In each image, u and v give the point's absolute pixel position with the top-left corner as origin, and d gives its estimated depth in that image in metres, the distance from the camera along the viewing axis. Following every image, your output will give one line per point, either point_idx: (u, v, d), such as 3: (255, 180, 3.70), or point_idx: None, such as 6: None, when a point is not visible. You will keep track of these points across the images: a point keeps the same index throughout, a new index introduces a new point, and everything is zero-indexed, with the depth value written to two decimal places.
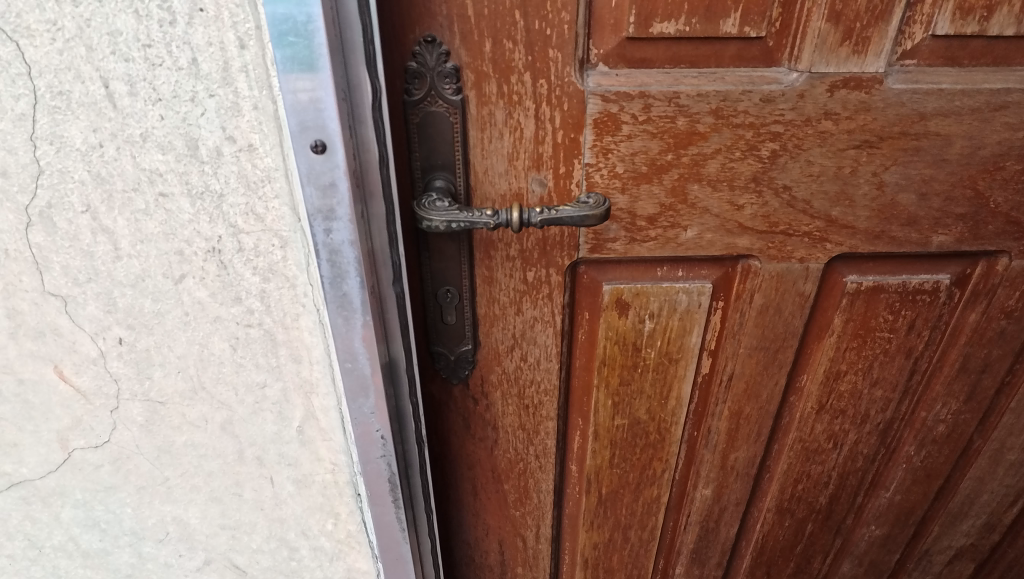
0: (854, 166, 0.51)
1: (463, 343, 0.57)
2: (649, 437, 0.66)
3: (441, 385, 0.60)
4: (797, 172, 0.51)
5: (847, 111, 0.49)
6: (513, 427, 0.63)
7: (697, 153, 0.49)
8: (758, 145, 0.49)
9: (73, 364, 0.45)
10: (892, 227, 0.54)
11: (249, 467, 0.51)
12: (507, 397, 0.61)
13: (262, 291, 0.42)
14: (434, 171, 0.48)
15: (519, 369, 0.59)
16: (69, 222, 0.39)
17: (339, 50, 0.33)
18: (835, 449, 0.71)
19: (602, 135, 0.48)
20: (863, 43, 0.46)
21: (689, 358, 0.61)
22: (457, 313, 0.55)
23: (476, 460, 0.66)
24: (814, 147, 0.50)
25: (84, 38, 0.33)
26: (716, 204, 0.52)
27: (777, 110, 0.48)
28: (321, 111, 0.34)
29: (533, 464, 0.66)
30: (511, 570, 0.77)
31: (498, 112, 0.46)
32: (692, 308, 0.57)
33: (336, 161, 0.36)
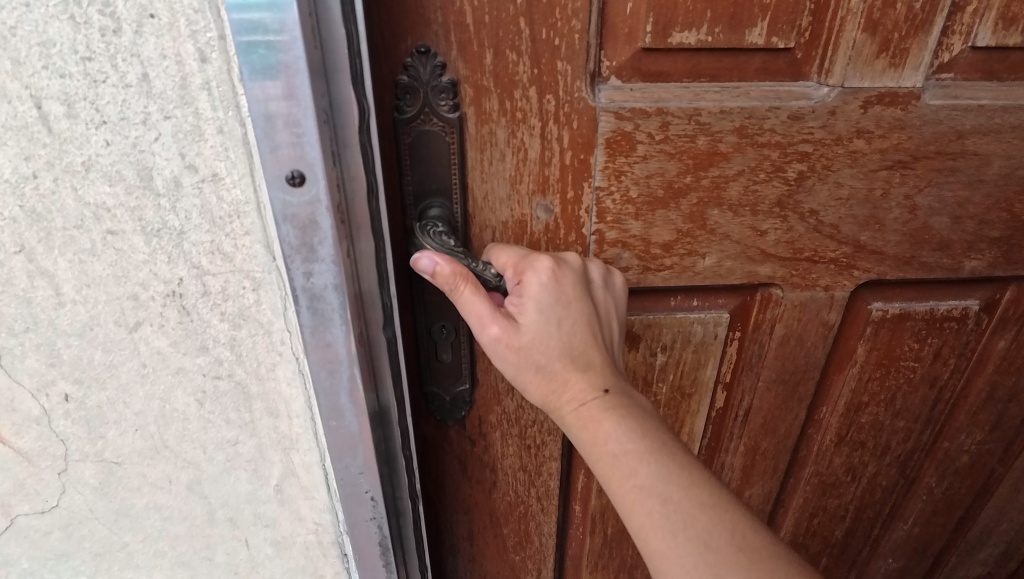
0: (886, 188, 0.47)
1: (460, 382, 0.52)
2: None
3: (435, 427, 0.55)
4: (825, 196, 0.47)
5: (880, 130, 0.45)
6: (514, 469, 0.58)
7: (718, 175, 0.45)
8: (784, 166, 0.45)
9: (12, 424, 0.39)
10: (923, 252, 0.50)
11: (220, 529, 0.46)
12: (507, 438, 0.56)
13: (231, 339, 0.36)
14: (427, 197, 0.42)
15: (520, 408, 0.54)
16: (0, 264, 0.33)
17: (320, 63, 0.28)
18: (853, 482, 0.67)
19: (615, 155, 0.43)
20: (901, 54, 0.42)
21: (703, 393, 0.56)
22: (453, 350, 0.50)
23: (472, 504, 0.61)
24: (843, 167, 0.46)
25: (9, 50, 0.27)
26: (737, 229, 0.47)
27: (806, 128, 0.44)
28: (298, 135, 0.29)
29: (533, 507, 0.61)
30: None
31: (499, 131, 0.41)
32: (708, 341, 0.53)
33: (316, 193, 0.30)
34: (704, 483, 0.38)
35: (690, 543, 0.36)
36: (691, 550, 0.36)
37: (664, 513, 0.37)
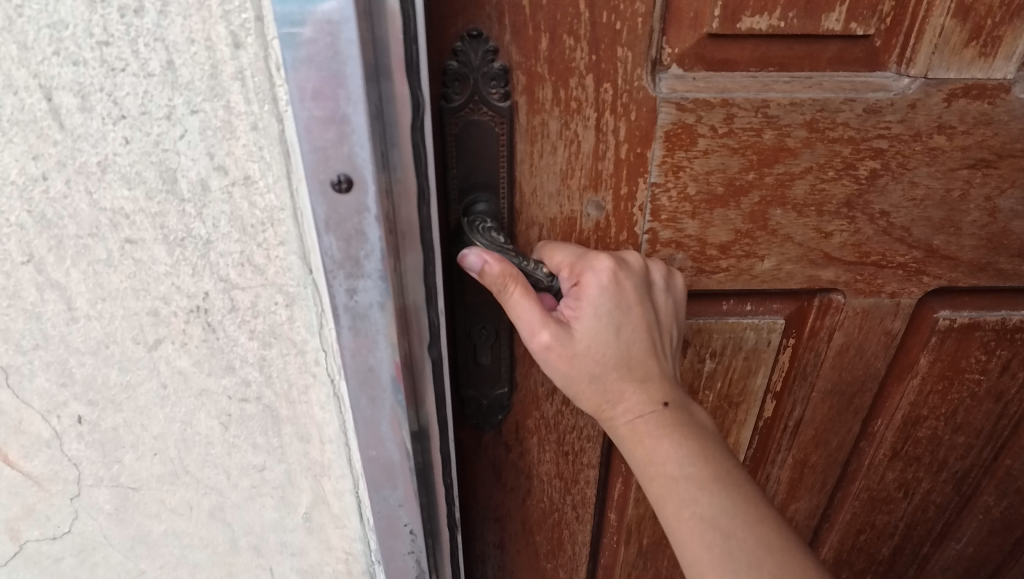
0: (966, 188, 0.43)
1: (497, 386, 0.48)
2: None
3: (470, 433, 0.51)
4: (898, 196, 0.43)
5: (964, 125, 0.41)
6: (550, 476, 0.55)
7: (784, 172, 0.41)
8: (856, 163, 0.41)
9: (20, 447, 0.36)
10: (999, 258, 0.46)
11: (243, 557, 0.42)
12: (544, 444, 0.52)
13: (260, 359, 0.32)
14: (473, 193, 0.39)
15: (559, 414, 0.51)
16: (7, 275, 0.29)
17: (371, 54, 0.25)
18: (906, 498, 0.63)
19: (674, 149, 0.39)
20: (992, 43, 0.38)
21: (752, 402, 0.53)
22: (492, 354, 0.46)
23: (504, 517, 0.58)
24: (920, 167, 0.42)
25: (16, 33, 0.24)
26: (801, 230, 0.43)
27: (882, 123, 0.40)
28: (345, 135, 0.25)
29: (568, 515, 0.58)
30: None
31: (551, 122, 0.38)
32: (760, 348, 0.49)
33: (364, 202, 0.27)
34: (768, 520, 0.37)
35: None
36: None
37: (724, 547, 0.36)
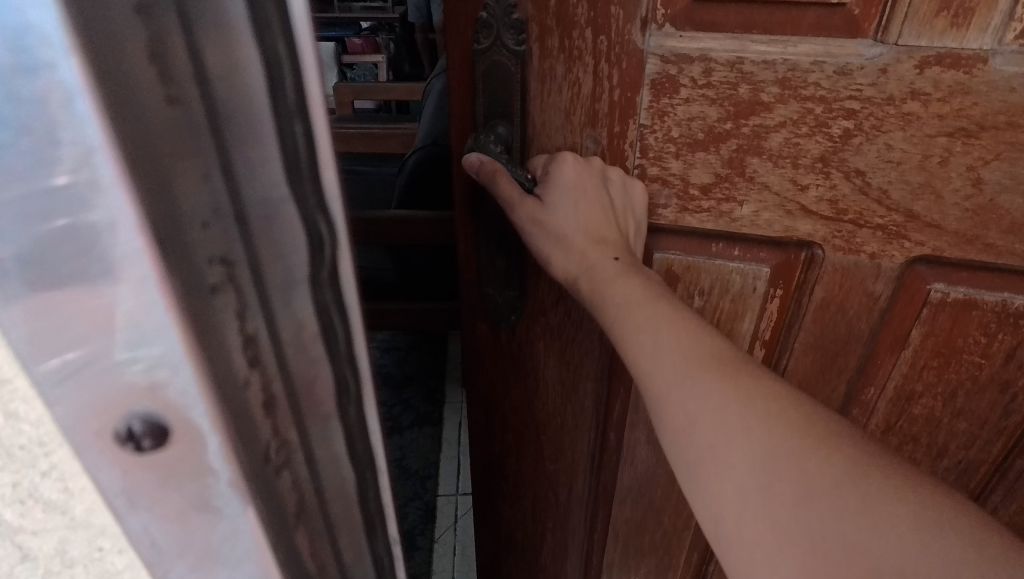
0: (944, 156, 0.44)
1: (509, 287, 0.54)
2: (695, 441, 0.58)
3: (488, 329, 0.58)
4: (873, 156, 0.45)
5: (938, 93, 0.42)
6: (553, 380, 0.59)
7: (759, 125, 0.45)
8: (829, 122, 0.45)
9: None
10: (988, 233, 0.47)
11: None
12: (549, 349, 0.57)
13: None
14: (495, 120, 0.48)
15: (563, 323, 0.55)
16: None
17: (198, 184, 0.16)
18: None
19: (659, 96, 0.46)
20: (965, 15, 0.40)
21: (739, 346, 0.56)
22: (508, 258, 0.53)
23: (501, 425, 0.65)
24: (895, 130, 0.44)
25: None
26: (777, 181, 0.47)
27: (853, 85, 0.43)
28: (127, 354, 0.16)
29: (567, 421, 0.61)
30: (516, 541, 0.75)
31: (559, 66, 0.46)
32: (746, 293, 0.53)
33: (205, 463, 0.18)
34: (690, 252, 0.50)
35: (652, 314, 0.41)
36: (655, 328, 0.40)
37: (632, 295, 0.42)
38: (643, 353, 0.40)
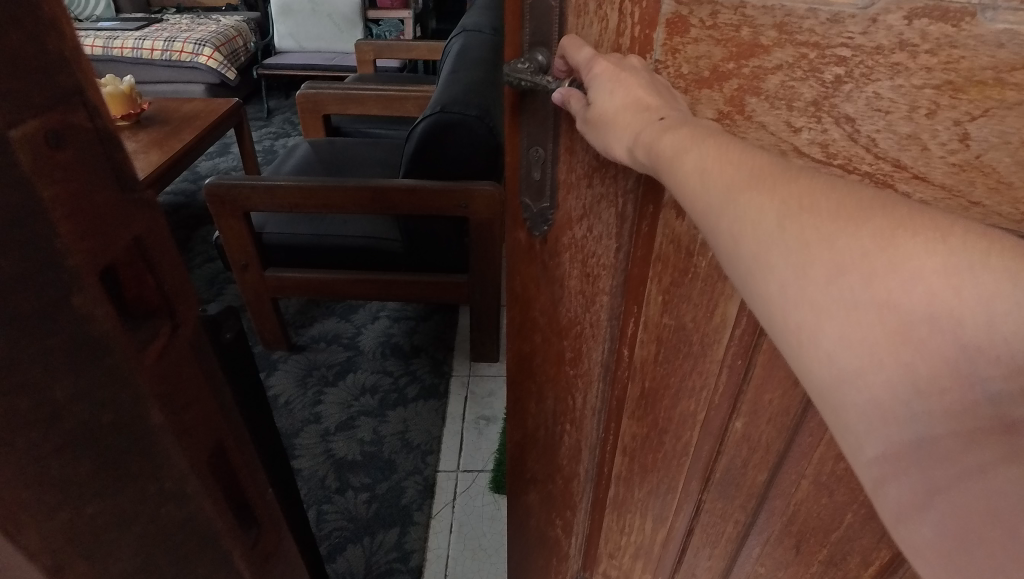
0: (931, 108, 0.46)
1: (543, 201, 0.65)
2: (691, 346, 0.64)
3: (525, 234, 0.69)
4: (863, 104, 0.48)
5: (927, 45, 0.44)
6: (574, 291, 0.69)
7: (758, 67, 0.50)
8: (822, 68, 0.48)
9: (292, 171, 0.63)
10: (976, 193, 0.47)
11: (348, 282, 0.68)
12: (573, 262, 0.67)
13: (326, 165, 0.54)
14: (537, 46, 0.59)
15: (585, 238, 0.65)
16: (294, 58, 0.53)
17: None
18: (818, 497, 0.64)
19: (672, 35, 0.53)
20: None
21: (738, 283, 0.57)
22: (541, 171, 0.63)
23: (536, 324, 0.76)
24: (883, 79, 0.46)
25: None
26: (773, 121, 0.52)
27: (845, 33, 0.46)
28: None
29: (586, 330, 0.71)
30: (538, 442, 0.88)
31: (590, 3, 0.55)
32: None
33: None
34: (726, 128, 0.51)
35: (702, 152, 0.44)
36: (700, 160, 0.44)
37: (682, 140, 0.46)
38: (698, 184, 0.44)
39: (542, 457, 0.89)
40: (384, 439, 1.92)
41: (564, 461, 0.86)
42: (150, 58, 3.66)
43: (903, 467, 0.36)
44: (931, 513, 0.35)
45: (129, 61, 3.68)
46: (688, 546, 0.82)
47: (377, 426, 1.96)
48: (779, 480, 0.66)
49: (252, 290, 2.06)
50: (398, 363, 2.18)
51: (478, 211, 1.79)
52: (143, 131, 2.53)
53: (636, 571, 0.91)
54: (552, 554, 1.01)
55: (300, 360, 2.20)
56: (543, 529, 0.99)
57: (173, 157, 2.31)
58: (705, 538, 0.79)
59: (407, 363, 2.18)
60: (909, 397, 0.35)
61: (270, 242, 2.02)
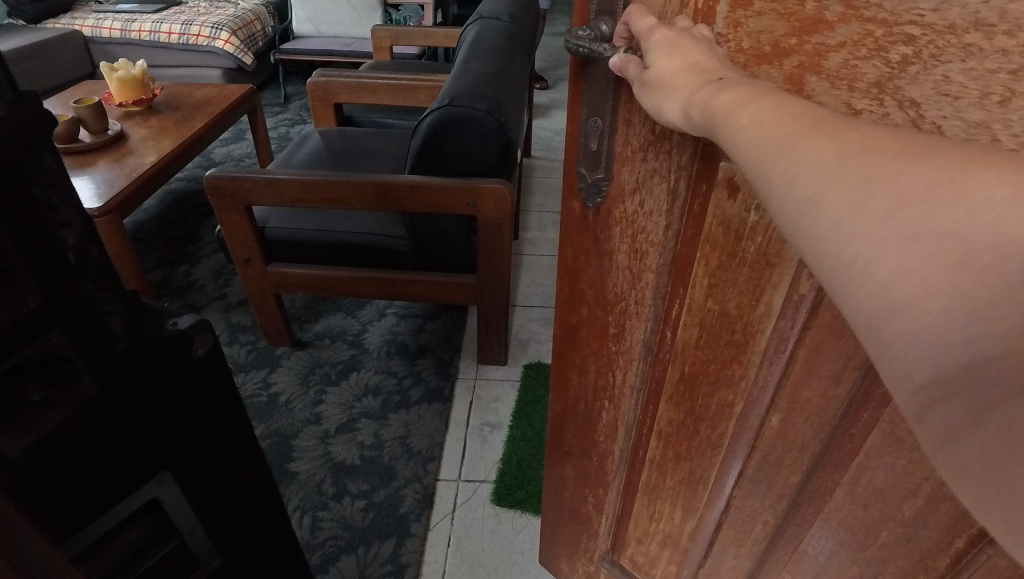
0: (1006, 95, 0.41)
1: (598, 171, 0.66)
2: (734, 334, 0.67)
3: (580, 204, 0.70)
4: (929, 88, 0.44)
5: (1006, 24, 0.40)
6: (622, 266, 0.72)
7: (820, 43, 0.47)
8: (888, 47, 0.45)
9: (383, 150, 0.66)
10: None
11: None
12: (622, 236, 0.70)
13: None
14: (602, 16, 0.58)
15: (635, 213, 0.67)
16: None
17: None
18: (851, 509, 0.67)
19: (735, 7, 0.51)
20: None
21: (786, 267, 0.59)
22: (598, 141, 0.64)
23: (584, 300, 0.78)
24: (954, 61, 0.43)
25: None
26: (831, 103, 0.49)
27: (916, 9, 0.43)
28: None
29: (629, 307, 0.74)
30: (574, 407, 0.92)
31: None
32: None
33: None
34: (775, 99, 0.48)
35: (758, 104, 0.43)
36: (754, 113, 0.43)
37: (737, 95, 0.45)
38: (750, 134, 0.43)
39: (579, 431, 0.95)
40: (384, 443, 1.87)
41: (602, 437, 0.92)
42: (167, 41, 3.71)
43: (953, 391, 0.34)
44: (980, 431, 0.34)
45: (150, 44, 3.75)
46: (716, 541, 0.88)
47: (378, 429, 1.91)
48: (815, 481, 0.70)
49: (255, 284, 2.06)
50: (403, 364, 2.14)
51: (487, 210, 1.79)
52: (155, 116, 2.53)
53: (661, 558, 0.99)
54: (583, 530, 1.09)
55: (303, 357, 2.17)
56: (576, 505, 1.07)
57: (183, 144, 2.30)
58: (731, 540, 0.85)
59: (412, 363, 2.15)
60: (967, 326, 0.33)
61: (274, 236, 2.01)
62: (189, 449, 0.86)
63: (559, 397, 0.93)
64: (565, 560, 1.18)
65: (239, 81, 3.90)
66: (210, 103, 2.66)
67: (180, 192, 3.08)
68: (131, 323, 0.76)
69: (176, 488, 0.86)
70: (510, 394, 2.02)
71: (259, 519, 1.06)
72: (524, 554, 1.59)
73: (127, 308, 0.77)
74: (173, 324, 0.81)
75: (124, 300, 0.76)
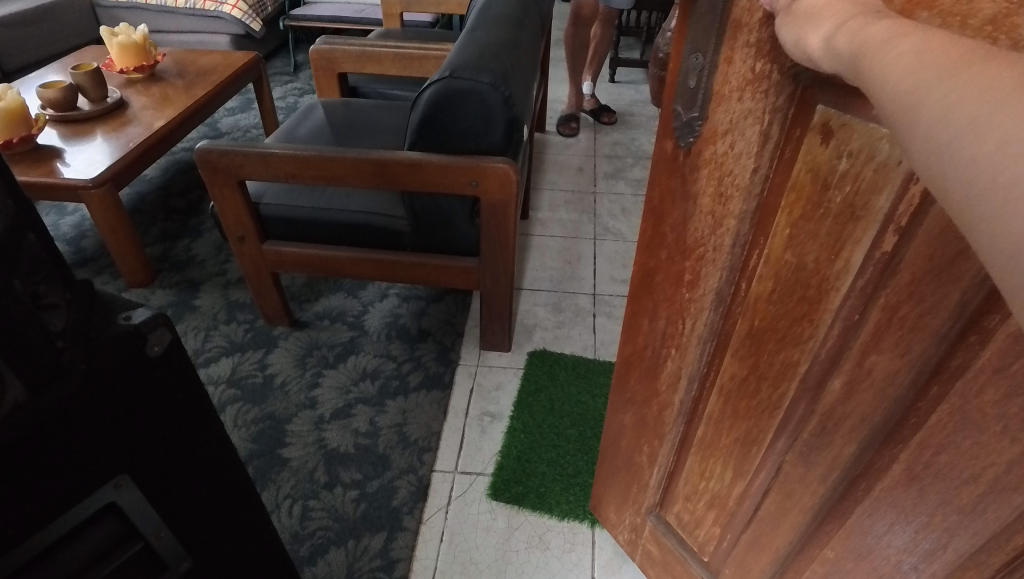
0: None
1: (693, 111, 0.71)
2: (808, 288, 0.67)
3: (672, 142, 0.77)
4: None
5: None
6: (705, 210, 0.76)
7: None
8: None
9: None
10: None
11: None
12: (709, 178, 0.74)
13: None
14: None
15: (724, 154, 0.70)
16: None
17: None
18: (909, 490, 0.66)
19: None
20: None
21: (872, 222, 0.59)
22: (697, 80, 0.68)
23: (670, 242, 0.85)
24: None
25: None
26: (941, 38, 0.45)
27: None
28: None
29: (707, 252, 0.79)
30: (651, 368, 1.02)
31: None
32: (890, 164, 0.55)
33: None
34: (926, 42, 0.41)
35: (926, 33, 0.40)
36: (914, 44, 0.40)
37: (903, 25, 0.41)
38: (906, 64, 0.39)
39: (643, 379, 1.07)
40: (380, 432, 1.81)
41: (662, 389, 1.02)
42: (173, 6, 3.61)
43: None
44: None
45: (155, 10, 3.66)
46: (762, 506, 0.91)
47: (373, 416, 1.85)
48: (871, 456, 0.69)
49: (251, 262, 1.99)
50: (403, 348, 2.08)
51: (490, 190, 1.74)
52: (155, 83, 2.45)
53: (707, 517, 1.08)
54: (637, 479, 1.24)
55: (301, 338, 2.10)
56: (631, 455, 1.22)
57: (185, 112, 2.22)
58: (776, 510, 0.88)
59: (412, 348, 2.09)
60: None
61: (269, 214, 1.94)
62: (154, 443, 0.83)
63: (630, 341, 1.05)
64: (614, 507, 1.39)
65: (248, 49, 3.82)
66: (212, 71, 2.56)
67: (183, 161, 3.00)
68: (72, 318, 0.70)
69: (137, 490, 0.82)
70: (512, 383, 1.97)
71: (244, 492, 1.04)
72: (518, 555, 1.54)
73: (72, 302, 0.72)
74: (125, 317, 0.75)
75: (70, 293, 0.72)
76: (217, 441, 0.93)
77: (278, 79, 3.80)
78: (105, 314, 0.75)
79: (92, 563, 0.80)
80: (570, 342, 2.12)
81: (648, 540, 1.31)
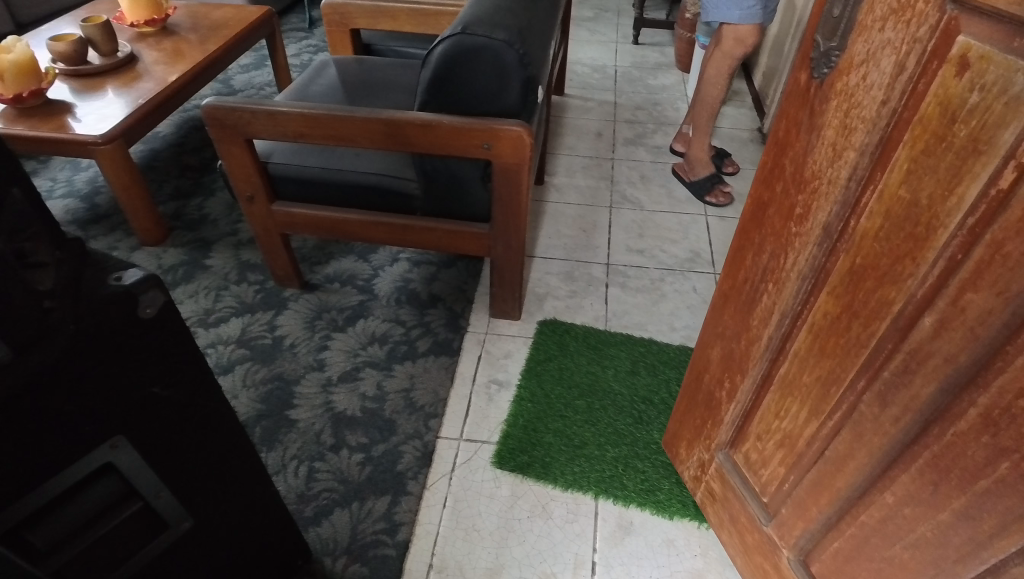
0: None
1: (833, 41, 0.79)
2: (917, 227, 0.74)
3: (809, 75, 0.86)
4: None
5: None
6: (827, 142, 0.84)
7: None
8: None
9: None
10: None
11: None
12: (836, 110, 0.81)
13: None
14: None
15: (856, 86, 0.77)
16: None
17: None
18: (981, 436, 0.72)
19: None
20: None
21: (992, 157, 0.64)
22: (842, 8, 0.76)
23: (789, 178, 0.94)
24: None
25: None
26: None
27: None
28: None
29: (821, 185, 0.87)
30: (752, 296, 1.11)
31: None
32: (1022, 97, 0.60)
33: None
34: None
35: None
36: None
37: None
38: None
39: (739, 313, 1.17)
40: (387, 396, 1.85)
41: (754, 324, 1.12)
42: None
43: None
44: None
45: None
46: (831, 447, 0.98)
47: (381, 380, 1.89)
48: (952, 404, 0.76)
49: (261, 223, 1.99)
50: (413, 313, 2.10)
51: (503, 153, 1.67)
52: (167, 37, 2.42)
53: (775, 457, 1.15)
54: (712, 417, 1.36)
55: (311, 300, 2.13)
56: (714, 387, 1.32)
57: (195, 68, 2.21)
58: (844, 450, 0.95)
59: (422, 313, 2.11)
60: None
61: (277, 173, 1.91)
62: (142, 415, 0.89)
63: (733, 273, 1.16)
64: (686, 443, 1.51)
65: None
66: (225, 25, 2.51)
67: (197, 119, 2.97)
68: (60, 279, 0.76)
69: (133, 452, 0.89)
70: (521, 351, 1.99)
71: (234, 467, 1.11)
72: (522, 523, 1.58)
73: (60, 262, 0.78)
74: (116, 278, 0.80)
75: (61, 254, 0.78)
76: (212, 408, 1.01)
77: (294, 32, 3.67)
78: (97, 275, 0.81)
79: (92, 516, 0.89)
80: (580, 312, 2.12)
81: (713, 477, 1.40)
